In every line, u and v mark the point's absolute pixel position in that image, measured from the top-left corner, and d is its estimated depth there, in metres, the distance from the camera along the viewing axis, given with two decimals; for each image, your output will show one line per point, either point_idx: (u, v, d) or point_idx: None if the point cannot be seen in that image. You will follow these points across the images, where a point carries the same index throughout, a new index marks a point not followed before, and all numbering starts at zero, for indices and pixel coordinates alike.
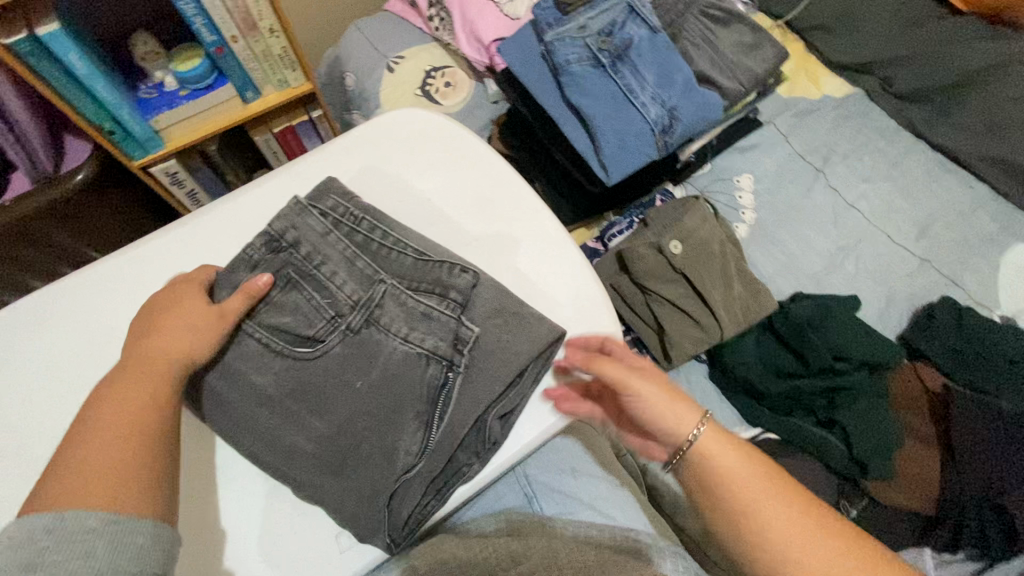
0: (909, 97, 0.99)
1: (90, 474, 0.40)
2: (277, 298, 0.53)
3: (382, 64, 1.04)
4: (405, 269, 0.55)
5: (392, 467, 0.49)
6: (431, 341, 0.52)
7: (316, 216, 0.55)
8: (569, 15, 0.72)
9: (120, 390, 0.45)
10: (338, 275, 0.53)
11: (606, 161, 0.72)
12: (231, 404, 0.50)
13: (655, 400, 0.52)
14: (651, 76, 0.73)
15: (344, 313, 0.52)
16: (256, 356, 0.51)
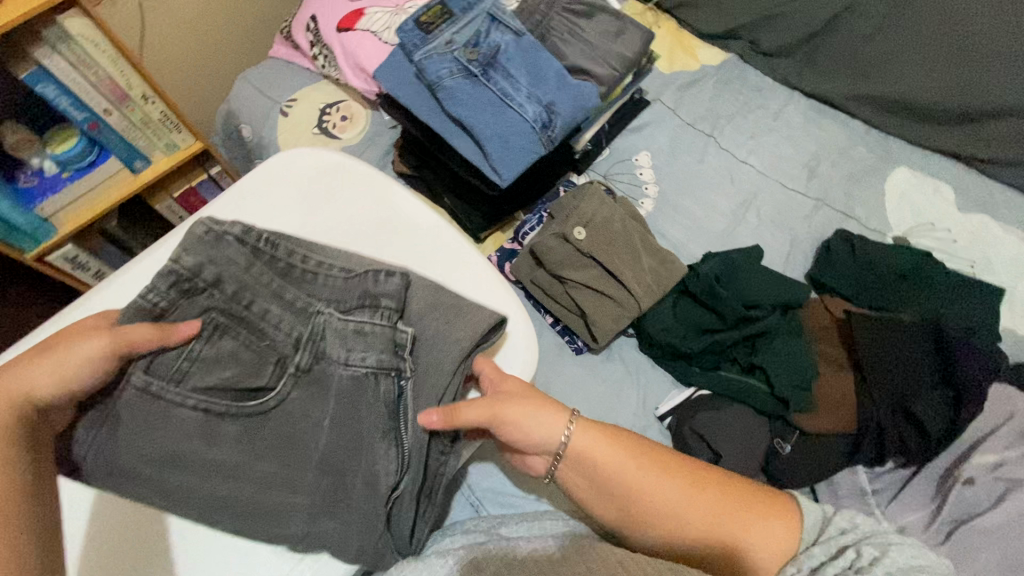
0: (776, 54, 1.06)
1: None
2: (203, 352, 0.51)
3: (275, 110, 1.05)
4: (337, 290, 0.54)
5: (378, 492, 0.49)
6: (372, 357, 0.51)
7: (234, 245, 0.54)
8: (432, 33, 0.74)
9: None
10: (271, 313, 0.53)
11: (498, 166, 0.74)
12: (181, 486, 0.49)
13: (528, 410, 0.55)
14: (524, 77, 0.76)
15: (288, 355, 0.52)
16: (200, 426, 0.50)
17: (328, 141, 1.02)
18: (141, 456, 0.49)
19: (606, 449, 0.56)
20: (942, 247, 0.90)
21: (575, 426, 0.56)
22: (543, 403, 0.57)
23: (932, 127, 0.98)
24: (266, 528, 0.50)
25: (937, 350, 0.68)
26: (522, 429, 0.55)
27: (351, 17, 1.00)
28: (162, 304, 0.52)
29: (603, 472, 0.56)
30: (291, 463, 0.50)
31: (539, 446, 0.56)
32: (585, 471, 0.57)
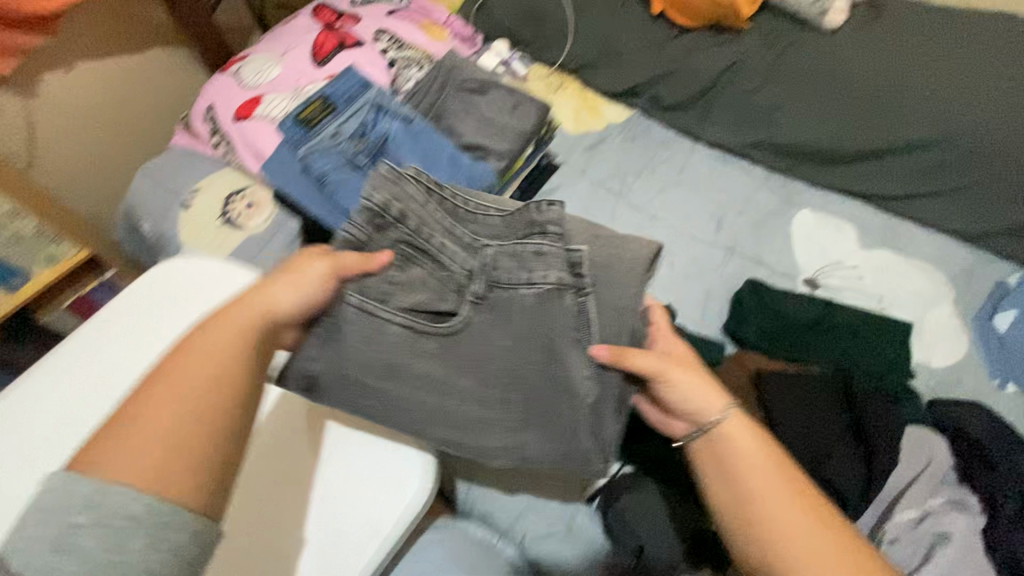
0: (676, 108, 1.10)
1: (138, 436, 0.43)
2: (400, 277, 0.59)
3: (176, 202, 1.01)
4: (499, 228, 0.62)
5: (575, 397, 0.60)
6: (552, 276, 0.59)
7: (411, 182, 0.60)
8: (315, 128, 0.73)
9: (210, 341, 0.48)
10: (447, 246, 0.60)
11: None
12: (395, 394, 0.60)
13: (693, 383, 0.58)
14: (415, 163, 0.75)
15: (467, 284, 0.60)
16: (409, 341, 0.59)
17: (233, 230, 0.98)
18: (363, 363, 0.59)
19: (752, 445, 0.54)
20: (851, 285, 0.92)
21: (729, 416, 0.56)
22: (709, 384, 0.58)
23: (831, 167, 1.01)
24: (471, 440, 0.62)
25: (846, 402, 0.70)
26: (678, 392, 0.58)
27: (248, 105, 0.98)
28: (360, 236, 0.59)
29: (733, 462, 0.54)
30: (480, 375, 0.61)
31: (692, 412, 0.57)
32: (716, 454, 0.56)
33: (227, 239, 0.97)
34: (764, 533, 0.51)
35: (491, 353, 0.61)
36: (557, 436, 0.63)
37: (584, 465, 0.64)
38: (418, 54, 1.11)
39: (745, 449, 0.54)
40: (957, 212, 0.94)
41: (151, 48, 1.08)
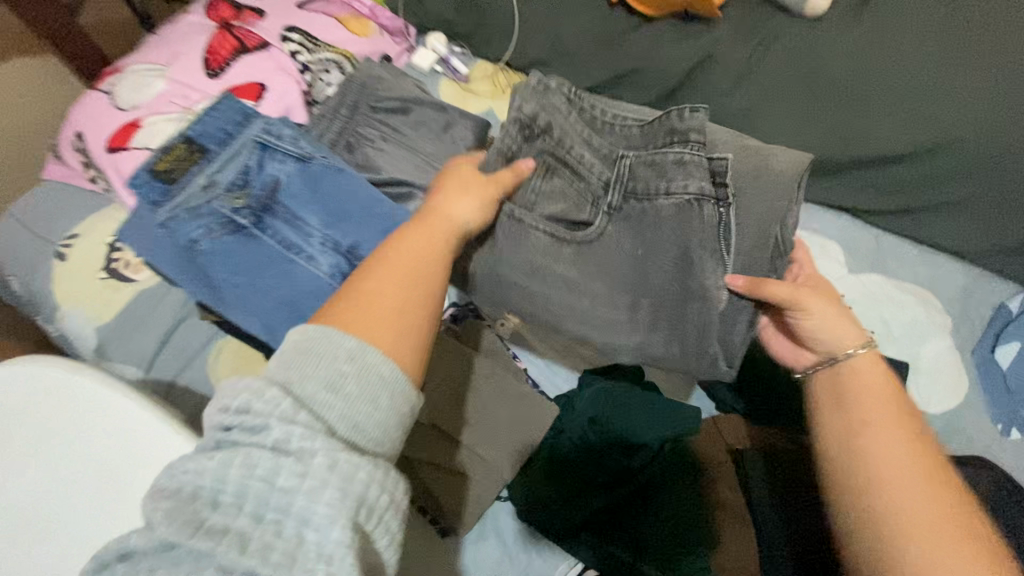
0: (640, 112, 0.96)
1: (385, 304, 0.44)
2: (541, 185, 0.63)
3: (49, 253, 0.83)
4: (636, 138, 0.64)
5: (710, 299, 0.59)
6: (693, 185, 0.59)
7: (558, 101, 0.64)
8: (178, 181, 0.56)
9: (408, 239, 0.50)
10: (584, 157, 0.63)
11: (289, 343, 0.57)
12: (546, 295, 0.64)
13: (830, 312, 0.58)
14: (315, 217, 0.60)
15: (602, 195, 0.63)
16: (546, 245, 0.63)
17: (117, 285, 0.81)
18: (513, 266, 0.63)
19: (872, 387, 0.55)
20: None
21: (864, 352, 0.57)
22: (838, 313, 0.58)
23: (816, 178, 0.89)
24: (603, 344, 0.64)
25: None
26: (811, 321, 0.58)
27: (124, 132, 0.80)
28: (512, 146, 0.62)
29: (851, 397, 0.55)
30: (611, 279, 0.64)
31: (826, 343, 0.58)
32: (835, 384, 0.57)
33: (110, 296, 0.80)
34: (865, 463, 0.51)
35: (626, 265, 0.63)
36: (683, 340, 0.62)
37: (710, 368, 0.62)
38: (337, 55, 0.93)
39: (862, 386, 0.55)
40: (956, 227, 0.83)
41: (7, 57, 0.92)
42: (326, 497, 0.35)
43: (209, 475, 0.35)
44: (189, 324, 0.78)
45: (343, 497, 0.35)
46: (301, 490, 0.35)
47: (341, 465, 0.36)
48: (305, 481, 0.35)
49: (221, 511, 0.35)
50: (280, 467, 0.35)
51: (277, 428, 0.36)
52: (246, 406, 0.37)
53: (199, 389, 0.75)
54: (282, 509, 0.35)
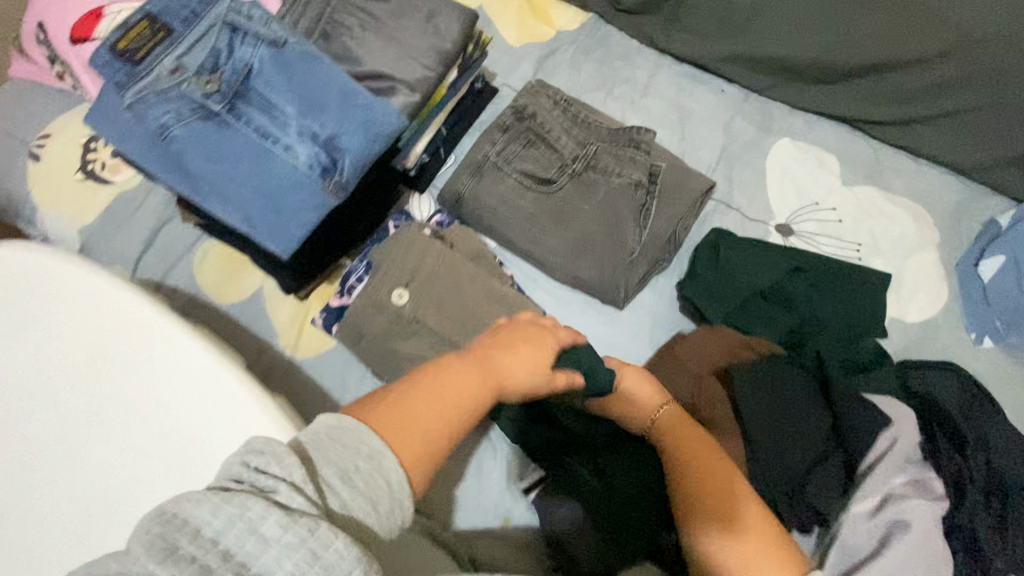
0: (641, 11, 0.90)
1: (415, 421, 0.41)
2: (521, 151, 0.78)
3: (22, 154, 0.81)
4: (605, 135, 0.79)
5: (625, 250, 0.74)
6: (636, 175, 0.76)
7: (546, 99, 0.80)
8: (144, 63, 0.54)
9: (454, 367, 0.46)
10: (561, 137, 0.78)
11: (269, 236, 0.56)
12: (511, 224, 0.76)
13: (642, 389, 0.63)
14: (291, 105, 0.57)
15: (570, 162, 0.77)
16: (515, 188, 0.76)
17: (96, 187, 0.79)
18: (488, 195, 0.76)
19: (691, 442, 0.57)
20: (827, 230, 0.81)
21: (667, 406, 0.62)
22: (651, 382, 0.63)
23: (818, 89, 0.86)
24: (556, 269, 0.75)
25: (826, 401, 0.63)
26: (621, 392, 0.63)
27: (86, 23, 0.75)
28: (507, 122, 0.79)
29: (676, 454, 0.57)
30: (564, 224, 0.75)
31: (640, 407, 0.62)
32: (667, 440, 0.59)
33: (90, 198, 0.79)
34: (696, 523, 0.51)
35: (578, 211, 0.76)
36: (605, 264, 0.74)
37: (616, 297, 0.75)
38: None
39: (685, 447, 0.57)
40: (955, 139, 0.81)
41: None
42: (296, 555, 0.31)
43: (203, 507, 0.31)
44: (172, 227, 0.78)
45: (313, 561, 0.31)
46: (283, 542, 0.31)
47: (321, 530, 0.31)
48: (288, 536, 0.31)
49: (197, 542, 0.30)
50: (269, 513, 0.31)
51: (283, 493, 0.33)
52: (265, 465, 0.34)
53: (185, 292, 0.75)
54: (253, 557, 0.30)
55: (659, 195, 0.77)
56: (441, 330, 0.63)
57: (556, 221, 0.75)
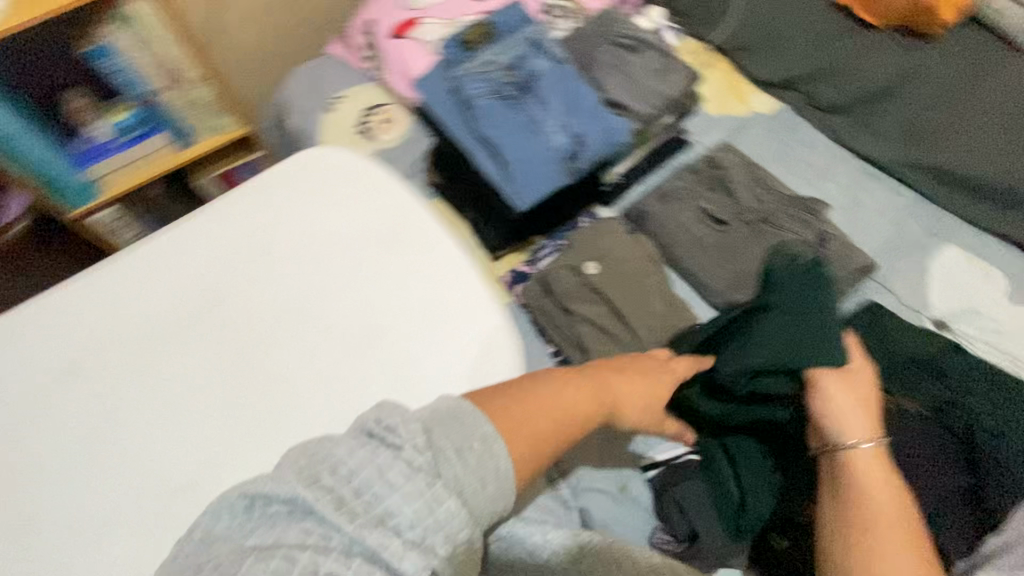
0: (834, 110, 1.01)
1: (522, 419, 0.49)
2: (706, 192, 0.90)
3: (321, 105, 1.07)
4: (783, 197, 0.90)
5: None
6: (805, 237, 0.85)
7: (735, 156, 0.93)
8: (473, 52, 0.75)
9: (565, 386, 0.54)
10: (743, 189, 0.90)
11: (518, 190, 0.73)
12: (683, 247, 0.87)
13: (847, 407, 0.60)
14: (559, 104, 0.75)
15: (747, 212, 0.88)
16: (694, 218, 0.88)
17: (364, 140, 1.04)
18: (671, 219, 0.88)
19: (890, 504, 0.54)
20: (986, 336, 0.83)
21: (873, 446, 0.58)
22: (868, 405, 0.60)
23: (1000, 210, 0.90)
24: (714, 295, 0.85)
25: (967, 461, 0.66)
26: (835, 408, 0.60)
27: (405, 24, 1.02)
28: (698, 168, 0.93)
29: (864, 508, 0.54)
30: (731, 260, 0.85)
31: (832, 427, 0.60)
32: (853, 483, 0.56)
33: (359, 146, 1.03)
34: None
35: (745, 252, 0.85)
36: None
37: None
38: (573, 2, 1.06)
39: (881, 504, 0.54)
40: None
41: None
42: (415, 503, 0.40)
43: (344, 449, 0.41)
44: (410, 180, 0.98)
45: (427, 511, 0.40)
46: (404, 489, 0.40)
47: (436, 488, 0.41)
48: (409, 486, 0.40)
49: (335, 475, 0.40)
50: (394, 464, 0.41)
51: (407, 451, 0.42)
52: (393, 425, 0.43)
53: None
54: (380, 497, 0.39)
55: (825, 258, 0.84)
56: (618, 303, 0.75)
57: (725, 256, 0.86)
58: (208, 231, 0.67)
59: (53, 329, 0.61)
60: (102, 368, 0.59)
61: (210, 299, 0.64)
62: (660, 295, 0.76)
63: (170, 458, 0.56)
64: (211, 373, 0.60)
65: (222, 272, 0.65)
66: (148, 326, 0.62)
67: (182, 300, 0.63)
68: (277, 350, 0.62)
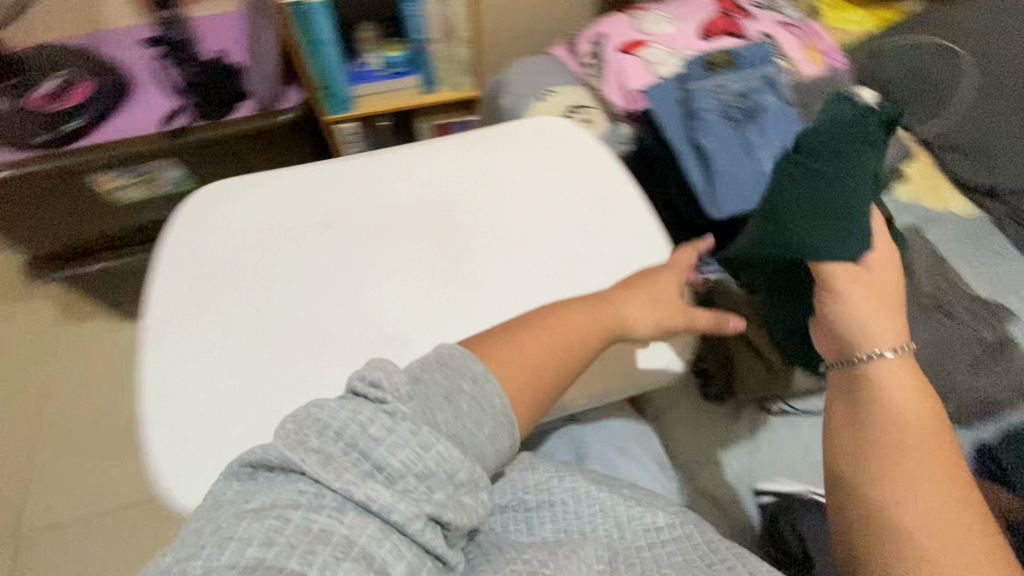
0: None
1: (527, 358, 0.56)
2: None
3: (535, 93, 1.20)
4: (965, 292, 0.88)
5: (943, 383, 0.81)
6: (983, 335, 0.83)
7: (922, 242, 0.94)
8: (713, 73, 0.84)
9: (566, 317, 0.61)
10: (924, 271, 0.90)
11: (721, 199, 0.79)
12: None
13: (873, 314, 0.59)
14: (778, 137, 0.81)
15: (926, 293, 0.87)
16: None
17: None
18: None
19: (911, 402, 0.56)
20: None
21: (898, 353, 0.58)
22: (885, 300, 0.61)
23: None
24: None
25: None
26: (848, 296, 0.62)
27: (635, 43, 1.13)
28: None
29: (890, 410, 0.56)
30: None
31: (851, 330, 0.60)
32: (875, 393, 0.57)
33: None
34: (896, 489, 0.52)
35: (914, 329, 0.84)
36: None
37: None
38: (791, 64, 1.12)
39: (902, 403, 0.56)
40: None
41: None
42: (405, 450, 0.42)
43: (329, 407, 0.43)
44: None
45: (418, 457, 0.42)
46: (389, 441, 0.42)
47: (423, 434, 0.43)
48: (394, 437, 0.42)
49: (320, 438, 0.41)
50: (377, 419, 0.42)
51: (391, 403, 0.43)
52: (378, 379, 0.45)
53: None
54: (371, 448, 0.41)
55: (999, 363, 0.82)
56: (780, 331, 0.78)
57: None
58: (457, 157, 0.79)
59: (326, 189, 0.76)
60: (352, 225, 0.73)
61: (445, 203, 0.75)
62: None
63: (382, 309, 0.68)
64: (426, 256, 0.71)
65: (459, 189, 0.77)
66: (390, 206, 0.75)
67: (421, 194, 0.76)
68: (483, 256, 0.71)
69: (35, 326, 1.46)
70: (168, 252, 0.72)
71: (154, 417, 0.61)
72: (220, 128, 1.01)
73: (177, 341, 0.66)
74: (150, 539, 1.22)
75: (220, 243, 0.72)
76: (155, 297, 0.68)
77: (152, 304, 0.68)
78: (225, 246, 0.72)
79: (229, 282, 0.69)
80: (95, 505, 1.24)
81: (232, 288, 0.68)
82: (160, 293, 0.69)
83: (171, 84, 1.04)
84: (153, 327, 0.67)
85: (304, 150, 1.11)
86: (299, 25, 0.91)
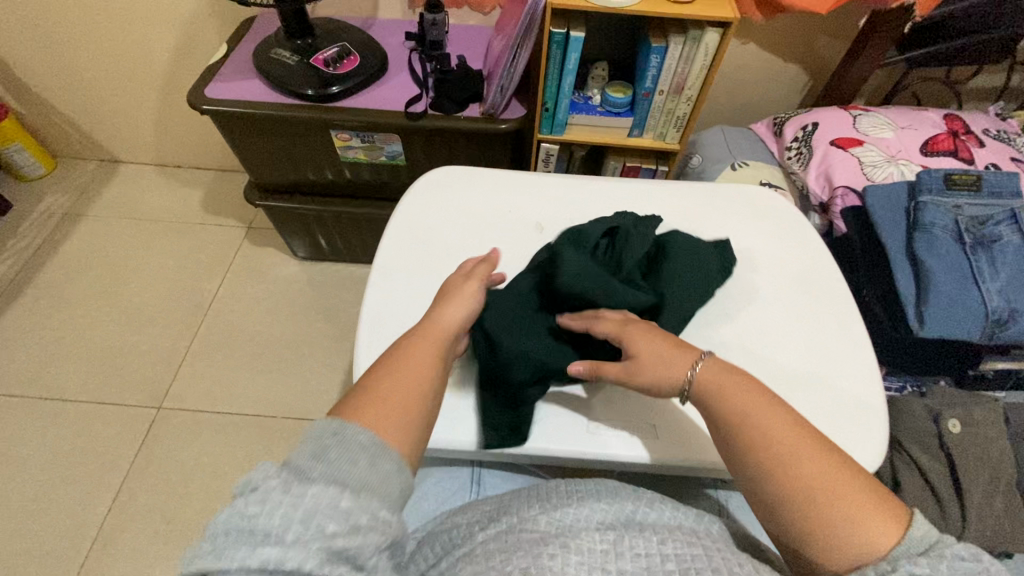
0: None
1: (377, 393, 0.52)
2: None
3: (728, 161, 1.23)
4: None
5: None
6: None
7: None
8: (951, 192, 0.81)
9: (402, 345, 0.58)
10: None
11: (933, 320, 0.75)
12: None
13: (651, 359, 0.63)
14: (1010, 272, 0.75)
15: None
16: None
17: None
18: None
19: (752, 404, 0.58)
20: None
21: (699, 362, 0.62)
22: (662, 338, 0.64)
23: None
24: None
25: None
26: (639, 360, 0.63)
27: (850, 140, 1.11)
28: None
29: (750, 424, 0.57)
30: None
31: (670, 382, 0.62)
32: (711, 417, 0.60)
33: None
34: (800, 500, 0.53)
35: None
36: None
37: None
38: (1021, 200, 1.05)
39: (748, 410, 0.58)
40: None
41: (820, 67, 1.32)
42: (280, 508, 0.41)
43: (217, 517, 0.42)
44: None
45: (293, 505, 0.41)
46: (265, 508, 0.41)
47: (291, 489, 0.42)
48: (263, 503, 0.41)
49: (212, 535, 0.41)
50: (245, 503, 0.42)
51: (260, 483, 0.43)
52: (250, 477, 0.44)
53: None
54: (251, 520, 0.41)
55: None
56: (963, 474, 0.70)
57: None
58: (664, 199, 0.85)
59: (547, 198, 0.85)
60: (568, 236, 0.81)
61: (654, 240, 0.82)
62: (1005, 496, 0.70)
63: None
64: None
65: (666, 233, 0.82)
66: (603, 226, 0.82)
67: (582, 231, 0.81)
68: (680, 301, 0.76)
69: (228, 238, 1.71)
70: (401, 211, 0.82)
71: (365, 339, 0.70)
72: (448, 120, 1.13)
73: (395, 286, 0.75)
74: (251, 445, 1.32)
75: (449, 218, 0.82)
76: (387, 246, 0.79)
77: (383, 250, 0.78)
78: (453, 222, 0.81)
79: (453, 253, 0.78)
80: (225, 398, 1.39)
81: (455, 261, 0.78)
82: (390, 242, 0.79)
83: (420, 75, 1.18)
84: (376, 270, 0.76)
85: (505, 156, 1.22)
86: (553, 54, 1.01)
